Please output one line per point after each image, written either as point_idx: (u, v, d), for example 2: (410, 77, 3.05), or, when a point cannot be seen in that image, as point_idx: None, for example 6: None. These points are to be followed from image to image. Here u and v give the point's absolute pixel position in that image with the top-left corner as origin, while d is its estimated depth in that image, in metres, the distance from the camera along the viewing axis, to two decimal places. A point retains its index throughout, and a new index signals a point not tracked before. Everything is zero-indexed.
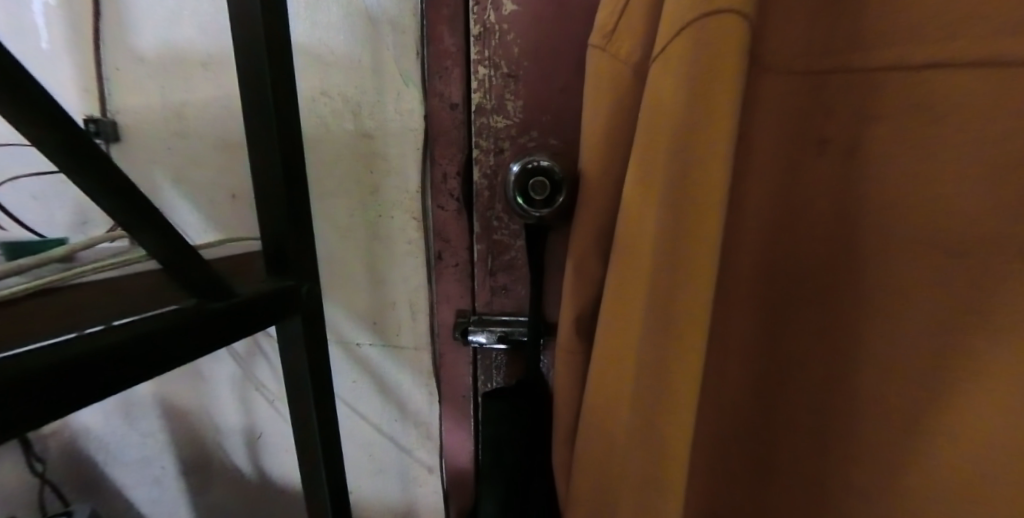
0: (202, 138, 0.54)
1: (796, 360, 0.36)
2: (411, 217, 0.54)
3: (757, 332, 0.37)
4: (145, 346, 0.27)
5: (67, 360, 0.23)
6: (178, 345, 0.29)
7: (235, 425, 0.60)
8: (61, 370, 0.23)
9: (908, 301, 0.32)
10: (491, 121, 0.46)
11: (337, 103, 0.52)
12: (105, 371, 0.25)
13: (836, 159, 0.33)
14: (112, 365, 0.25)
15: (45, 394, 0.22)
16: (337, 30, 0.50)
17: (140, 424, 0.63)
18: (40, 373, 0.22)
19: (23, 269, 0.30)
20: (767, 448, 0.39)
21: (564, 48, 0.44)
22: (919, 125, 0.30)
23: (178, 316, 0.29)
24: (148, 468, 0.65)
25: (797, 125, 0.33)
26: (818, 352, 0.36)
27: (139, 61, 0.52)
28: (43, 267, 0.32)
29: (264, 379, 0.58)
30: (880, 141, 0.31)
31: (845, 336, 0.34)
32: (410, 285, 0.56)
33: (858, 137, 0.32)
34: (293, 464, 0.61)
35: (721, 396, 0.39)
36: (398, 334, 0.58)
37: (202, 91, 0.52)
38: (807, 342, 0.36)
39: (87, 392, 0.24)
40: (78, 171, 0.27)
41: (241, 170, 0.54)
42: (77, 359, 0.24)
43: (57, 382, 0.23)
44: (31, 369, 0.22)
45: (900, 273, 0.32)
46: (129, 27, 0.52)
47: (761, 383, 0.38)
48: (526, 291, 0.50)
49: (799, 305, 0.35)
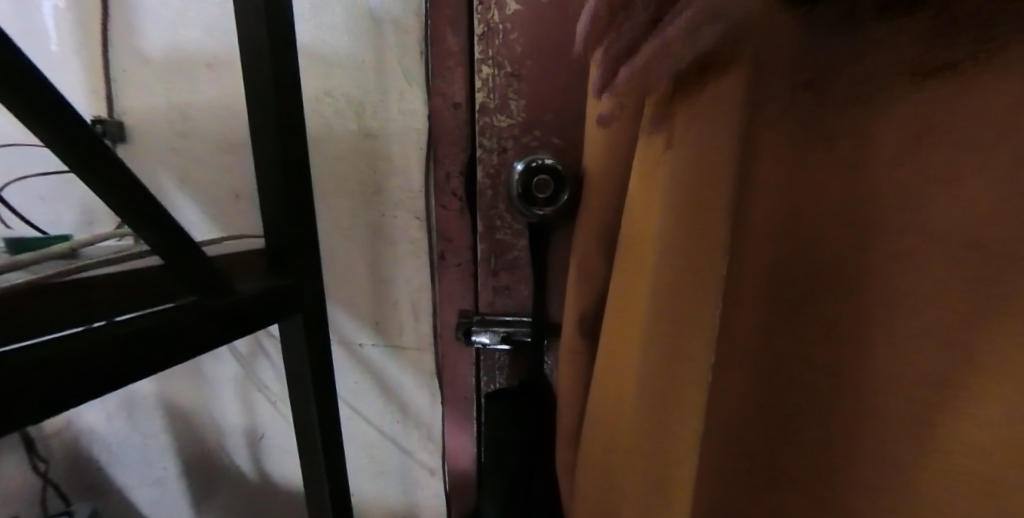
0: (208, 138, 0.54)
1: (802, 359, 0.36)
2: (414, 217, 0.54)
3: (764, 328, 0.37)
4: (145, 345, 0.27)
5: (69, 359, 0.23)
6: (179, 344, 0.29)
7: (236, 426, 0.60)
8: (63, 366, 0.23)
9: (920, 300, 0.31)
10: (494, 120, 0.46)
11: (340, 103, 0.52)
12: (107, 368, 0.25)
13: (844, 155, 0.32)
14: (113, 362, 0.25)
15: (47, 392, 0.22)
16: (342, 31, 0.50)
17: (142, 425, 0.63)
18: (42, 371, 0.22)
19: (24, 264, 0.30)
20: (773, 446, 0.38)
21: (567, 47, 0.44)
22: (929, 122, 0.29)
23: (179, 316, 0.29)
24: (151, 469, 0.64)
25: (802, 119, 0.33)
26: (827, 351, 0.35)
27: (146, 63, 0.53)
28: (46, 263, 0.32)
29: (267, 380, 0.58)
30: (887, 136, 0.30)
31: (858, 336, 0.33)
32: (413, 285, 0.56)
33: (866, 131, 0.31)
34: (296, 466, 0.60)
35: (728, 395, 0.38)
36: (400, 335, 0.57)
37: (208, 92, 0.53)
38: (815, 342, 0.35)
39: (87, 392, 0.24)
40: (83, 167, 0.26)
41: (246, 170, 0.55)
42: (79, 355, 0.23)
43: (57, 381, 0.22)
44: (33, 366, 0.21)
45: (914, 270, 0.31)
46: (137, 29, 0.52)
47: (766, 379, 0.37)
48: (528, 291, 0.50)
49: (808, 303, 0.35)
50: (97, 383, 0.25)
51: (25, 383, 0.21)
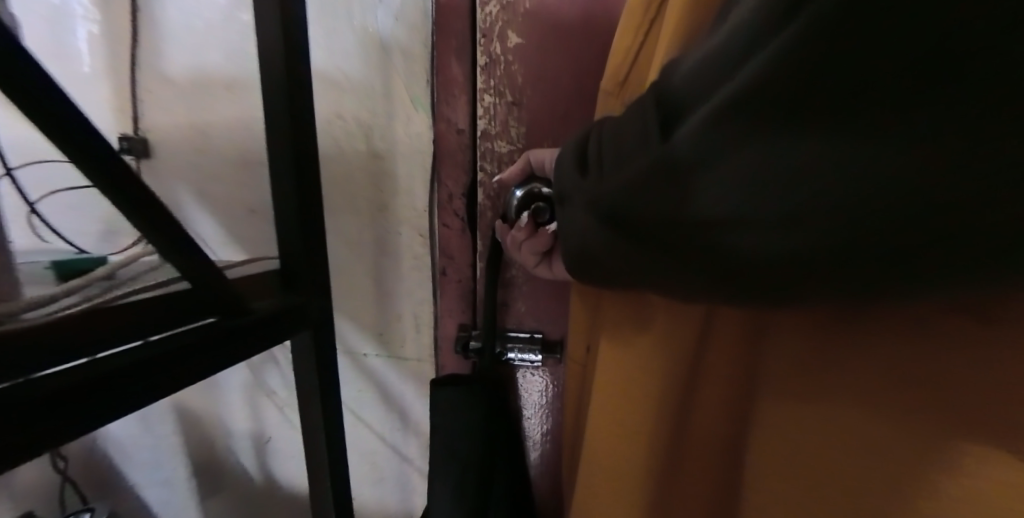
0: (225, 155, 0.57)
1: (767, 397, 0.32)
2: (417, 235, 0.56)
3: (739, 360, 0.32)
4: (167, 364, 0.30)
5: (93, 377, 0.26)
6: (199, 360, 0.32)
7: (244, 430, 0.63)
8: (88, 385, 0.26)
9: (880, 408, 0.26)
10: (495, 145, 0.48)
11: (350, 125, 0.55)
12: (135, 384, 0.28)
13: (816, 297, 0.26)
14: (140, 377, 0.28)
15: (76, 405, 0.25)
16: (353, 57, 0.53)
17: (154, 427, 0.65)
18: (68, 390, 0.25)
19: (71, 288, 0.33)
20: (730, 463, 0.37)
21: (563, 75, 0.46)
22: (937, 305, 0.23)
23: (191, 345, 0.31)
24: (160, 470, 0.67)
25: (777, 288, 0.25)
26: (804, 409, 0.29)
27: (170, 84, 0.56)
28: (86, 287, 0.34)
29: (274, 386, 0.60)
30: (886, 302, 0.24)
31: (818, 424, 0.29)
32: (416, 300, 0.58)
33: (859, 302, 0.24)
34: (299, 469, 0.63)
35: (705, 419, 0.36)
36: (402, 346, 0.60)
37: (226, 113, 0.56)
38: (783, 398, 0.31)
39: (109, 404, 0.27)
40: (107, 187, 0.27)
41: (260, 187, 0.58)
42: (104, 375, 0.27)
43: (86, 393, 0.26)
44: (58, 386, 0.25)
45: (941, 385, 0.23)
46: (161, 53, 0.55)
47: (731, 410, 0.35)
48: (525, 308, 0.52)
49: (785, 348, 0.30)
50: (126, 397, 0.28)
51: (55, 396, 0.24)
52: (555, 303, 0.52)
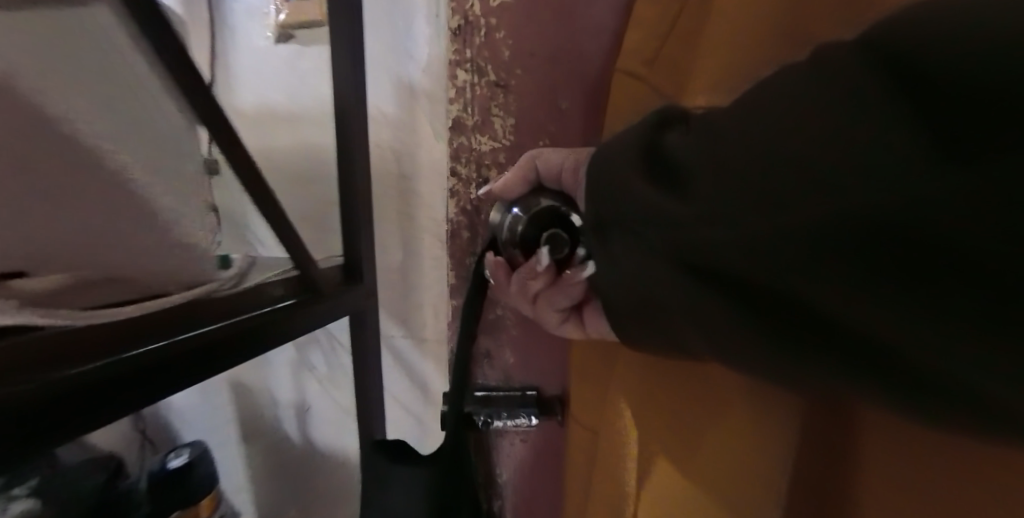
0: (285, 172, 0.69)
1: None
2: (436, 239, 0.70)
3: (809, 465, 0.25)
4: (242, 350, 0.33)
5: (193, 356, 0.28)
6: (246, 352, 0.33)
7: (289, 400, 0.76)
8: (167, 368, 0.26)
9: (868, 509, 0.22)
10: (474, 140, 0.50)
11: (383, 151, 0.68)
12: (175, 374, 0.27)
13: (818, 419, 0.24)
14: (173, 370, 0.27)
15: (163, 384, 0.26)
16: (387, 98, 0.67)
17: (213, 399, 0.78)
18: (174, 367, 0.27)
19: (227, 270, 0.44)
20: None
21: (558, 56, 0.48)
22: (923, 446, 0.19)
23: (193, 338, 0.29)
24: (214, 436, 0.79)
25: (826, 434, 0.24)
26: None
27: (239, 116, 0.68)
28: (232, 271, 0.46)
29: (316, 363, 0.74)
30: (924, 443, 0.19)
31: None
32: (435, 292, 0.71)
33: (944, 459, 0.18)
34: (334, 433, 0.76)
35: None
36: (423, 330, 0.73)
37: (287, 139, 0.68)
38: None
39: (165, 386, 0.26)
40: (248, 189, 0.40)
41: (323, 197, 0.68)
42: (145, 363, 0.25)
43: (166, 374, 0.26)
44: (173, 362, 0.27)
45: (938, 448, 0.18)
46: (231, 92, 0.68)
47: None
48: (512, 356, 0.52)
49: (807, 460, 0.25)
50: (144, 392, 0.25)
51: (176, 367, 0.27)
52: (543, 348, 0.52)
